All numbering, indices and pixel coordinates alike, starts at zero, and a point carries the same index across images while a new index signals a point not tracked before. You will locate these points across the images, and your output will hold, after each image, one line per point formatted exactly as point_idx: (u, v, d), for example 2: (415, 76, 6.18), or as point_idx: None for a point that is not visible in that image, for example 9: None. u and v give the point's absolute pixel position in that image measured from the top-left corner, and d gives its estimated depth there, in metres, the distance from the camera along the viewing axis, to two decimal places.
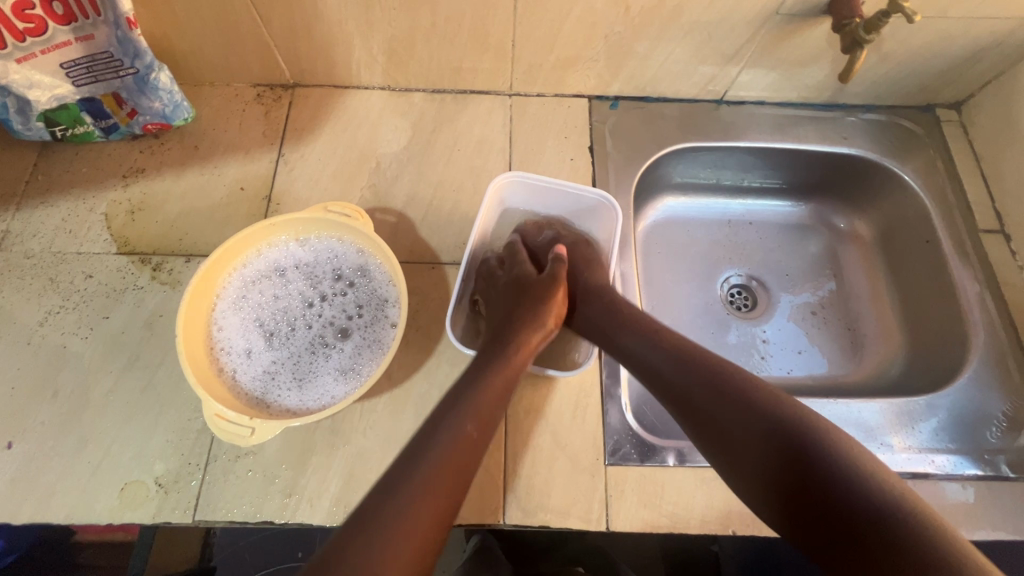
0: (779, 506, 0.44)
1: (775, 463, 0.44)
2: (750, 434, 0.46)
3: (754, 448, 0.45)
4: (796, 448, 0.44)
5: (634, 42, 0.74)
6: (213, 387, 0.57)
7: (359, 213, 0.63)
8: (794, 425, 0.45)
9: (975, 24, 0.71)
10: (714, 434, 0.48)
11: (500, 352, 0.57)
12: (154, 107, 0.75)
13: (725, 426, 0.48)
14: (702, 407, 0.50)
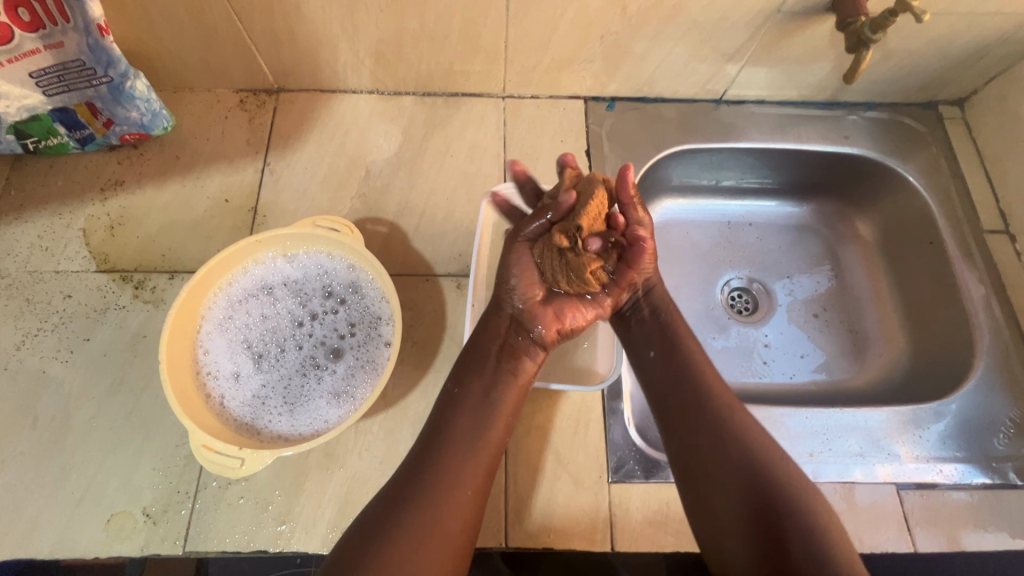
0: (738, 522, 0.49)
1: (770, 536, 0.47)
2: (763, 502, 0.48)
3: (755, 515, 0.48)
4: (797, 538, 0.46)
5: (631, 42, 0.72)
6: (199, 415, 0.54)
7: (349, 228, 0.60)
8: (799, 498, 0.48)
9: (981, 20, 0.69)
10: (718, 489, 0.50)
11: (498, 373, 0.56)
12: (131, 116, 0.71)
13: (737, 486, 0.50)
14: (719, 461, 0.51)
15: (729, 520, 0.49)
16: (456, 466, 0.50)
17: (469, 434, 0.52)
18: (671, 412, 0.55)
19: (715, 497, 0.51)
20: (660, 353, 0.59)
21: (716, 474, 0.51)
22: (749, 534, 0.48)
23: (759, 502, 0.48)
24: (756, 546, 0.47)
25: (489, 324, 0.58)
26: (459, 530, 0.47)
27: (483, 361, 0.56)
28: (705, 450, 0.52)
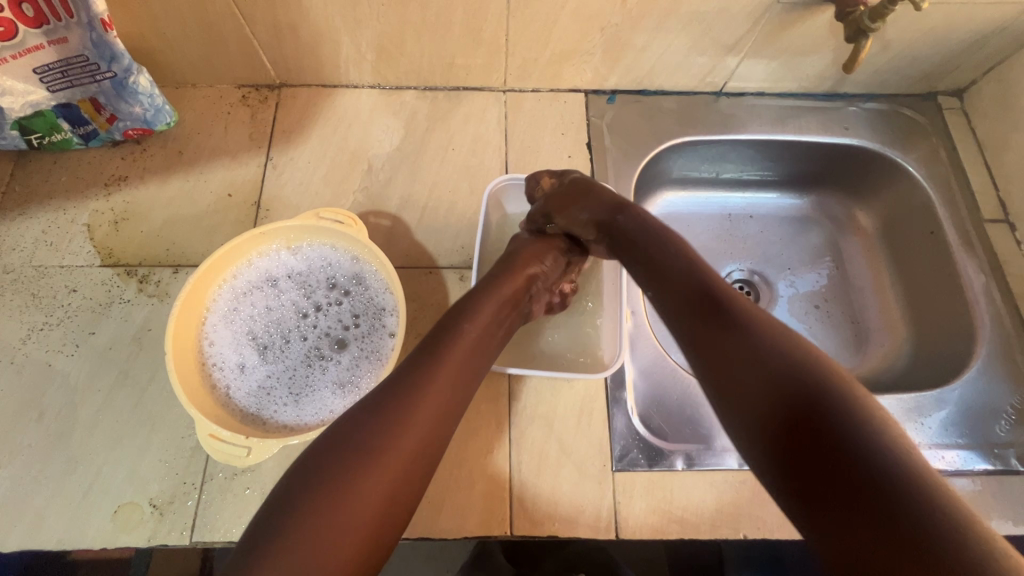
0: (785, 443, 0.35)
1: (803, 415, 0.35)
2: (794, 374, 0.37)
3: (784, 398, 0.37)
4: (839, 417, 0.34)
5: (631, 35, 0.72)
6: (206, 405, 0.55)
7: (353, 219, 0.61)
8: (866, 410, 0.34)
9: (980, 9, 0.69)
10: (732, 373, 0.40)
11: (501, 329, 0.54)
12: (134, 112, 0.72)
13: (759, 364, 0.39)
14: (740, 340, 0.41)
15: (756, 405, 0.38)
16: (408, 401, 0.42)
17: (415, 382, 0.44)
18: (684, 304, 0.46)
19: (735, 381, 0.40)
20: (663, 262, 0.51)
21: (730, 357, 0.41)
22: (779, 416, 0.37)
23: (805, 385, 0.36)
24: (787, 436, 0.36)
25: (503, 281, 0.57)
26: (391, 486, 0.39)
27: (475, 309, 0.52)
28: (719, 334, 0.43)
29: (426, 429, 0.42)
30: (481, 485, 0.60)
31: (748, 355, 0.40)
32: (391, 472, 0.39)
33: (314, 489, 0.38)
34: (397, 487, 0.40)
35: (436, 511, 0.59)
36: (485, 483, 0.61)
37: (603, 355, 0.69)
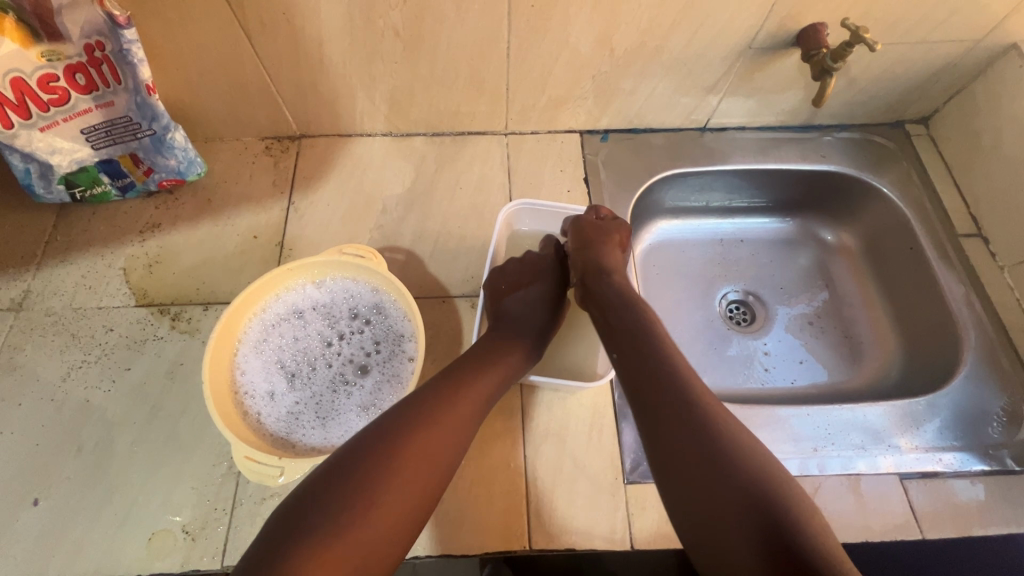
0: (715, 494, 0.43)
1: (733, 508, 0.42)
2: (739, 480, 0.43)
3: (722, 496, 0.43)
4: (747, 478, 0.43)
5: (620, 80, 0.80)
6: (239, 430, 0.58)
7: (373, 254, 0.66)
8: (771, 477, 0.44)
9: (933, 46, 0.77)
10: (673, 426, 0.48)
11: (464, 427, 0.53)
12: (169, 164, 0.78)
13: (692, 431, 0.46)
14: (691, 437, 0.46)
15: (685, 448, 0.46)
16: (436, 422, 0.50)
17: (436, 418, 0.50)
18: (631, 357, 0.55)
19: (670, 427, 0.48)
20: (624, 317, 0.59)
21: (682, 455, 0.46)
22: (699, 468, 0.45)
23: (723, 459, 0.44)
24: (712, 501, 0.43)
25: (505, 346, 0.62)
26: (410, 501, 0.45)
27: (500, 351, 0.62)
28: (669, 431, 0.47)
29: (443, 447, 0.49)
30: (500, 501, 0.63)
31: (700, 452, 0.45)
32: (410, 492, 0.45)
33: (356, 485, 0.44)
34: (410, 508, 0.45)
35: (457, 528, 0.62)
36: (503, 499, 0.63)
37: (602, 372, 0.73)
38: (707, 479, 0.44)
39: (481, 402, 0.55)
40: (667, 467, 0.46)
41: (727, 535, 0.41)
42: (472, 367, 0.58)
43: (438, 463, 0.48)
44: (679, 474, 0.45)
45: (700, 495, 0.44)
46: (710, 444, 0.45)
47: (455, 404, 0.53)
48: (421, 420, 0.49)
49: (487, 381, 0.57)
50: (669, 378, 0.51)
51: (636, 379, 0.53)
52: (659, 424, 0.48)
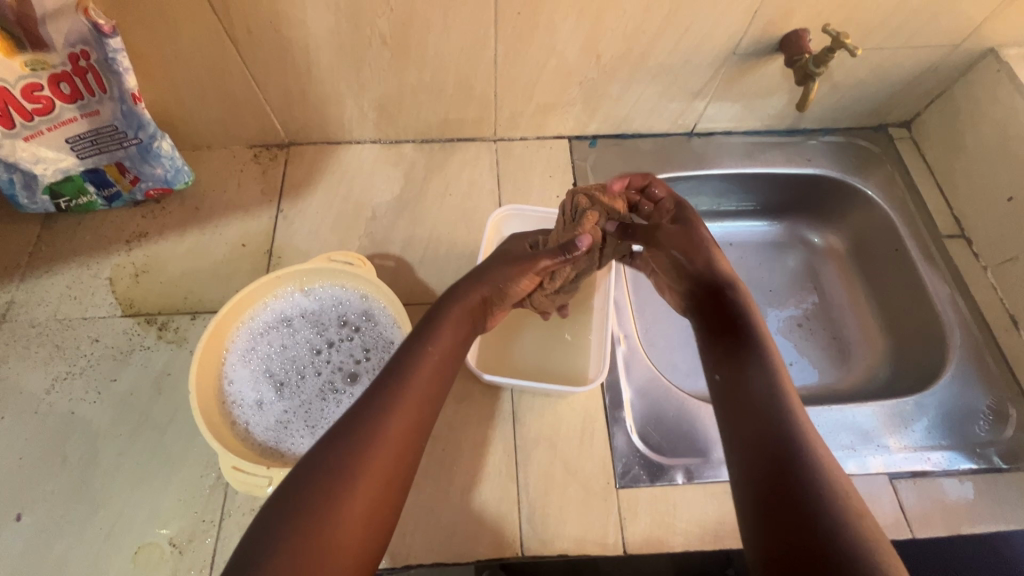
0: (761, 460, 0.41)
1: (777, 476, 0.39)
2: (802, 456, 0.40)
3: (775, 462, 0.40)
4: (801, 458, 0.40)
5: (607, 86, 0.80)
6: (227, 440, 0.57)
7: (362, 260, 0.66)
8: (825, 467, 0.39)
9: (913, 51, 0.78)
10: (740, 391, 0.45)
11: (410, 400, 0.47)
12: (156, 173, 0.78)
13: (763, 401, 0.44)
14: (757, 401, 0.44)
15: (749, 413, 0.44)
16: (392, 411, 0.46)
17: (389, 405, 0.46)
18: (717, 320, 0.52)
19: (741, 390, 0.45)
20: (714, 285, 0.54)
21: (751, 420, 0.43)
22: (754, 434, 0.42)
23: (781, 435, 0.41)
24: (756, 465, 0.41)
25: (436, 328, 0.53)
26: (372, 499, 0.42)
27: (434, 330, 0.53)
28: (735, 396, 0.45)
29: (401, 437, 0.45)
30: (492, 507, 0.63)
31: (773, 422, 0.42)
32: (348, 529, 0.40)
33: (309, 490, 0.41)
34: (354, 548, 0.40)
35: (449, 535, 0.61)
36: (495, 505, 0.63)
37: (590, 375, 0.73)
38: (766, 443, 0.41)
39: (423, 400, 0.48)
40: (732, 427, 0.44)
41: (756, 500, 0.39)
42: (409, 355, 0.50)
43: (398, 449, 0.45)
44: (739, 436, 0.43)
45: (753, 457, 0.41)
46: (784, 416, 0.42)
47: (392, 406, 0.46)
48: (353, 436, 0.44)
49: (428, 377, 0.50)
50: (759, 352, 0.47)
51: (721, 344, 0.50)
52: (738, 385, 0.46)
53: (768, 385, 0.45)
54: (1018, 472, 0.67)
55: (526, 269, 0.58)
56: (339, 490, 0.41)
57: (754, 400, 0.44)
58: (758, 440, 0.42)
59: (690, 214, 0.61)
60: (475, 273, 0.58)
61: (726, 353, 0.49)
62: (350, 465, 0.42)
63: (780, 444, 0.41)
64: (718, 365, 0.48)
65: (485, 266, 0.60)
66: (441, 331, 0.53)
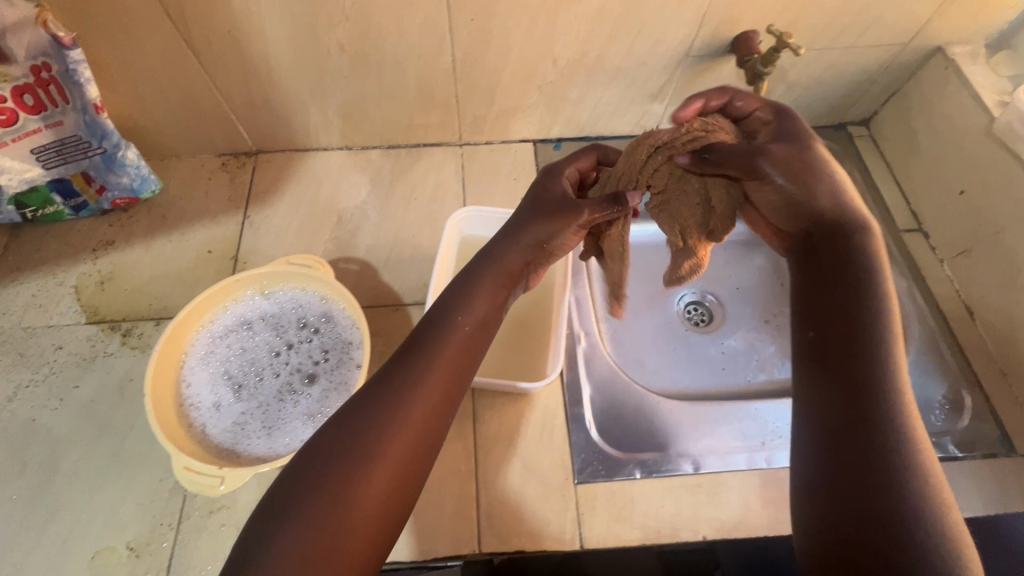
0: (845, 454, 0.38)
1: (861, 475, 0.37)
2: (894, 481, 0.37)
3: (861, 460, 0.38)
4: (893, 464, 0.37)
5: (567, 89, 0.82)
6: (181, 442, 0.58)
7: (321, 263, 0.67)
8: (920, 475, 0.37)
9: (863, 50, 0.80)
10: (836, 378, 0.41)
11: (437, 374, 0.45)
12: (122, 182, 0.79)
13: (862, 394, 0.40)
14: (857, 391, 0.40)
15: (838, 401, 0.40)
16: (413, 383, 0.44)
17: (408, 379, 0.44)
18: (818, 288, 0.45)
19: (837, 375, 0.41)
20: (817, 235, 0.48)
21: (843, 411, 0.40)
22: (840, 427, 0.40)
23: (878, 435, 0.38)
24: (839, 458, 0.38)
25: (477, 284, 0.51)
26: (390, 478, 0.41)
27: (469, 295, 0.50)
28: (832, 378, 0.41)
29: (426, 411, 0.43)
30: (450, 505, 0.63)
31: (874, 442, 0.38)
32: (365, 505, 0.39)
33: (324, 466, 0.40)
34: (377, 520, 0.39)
35: (407, 533, 0.61)
36: (454, 504, 0.63)
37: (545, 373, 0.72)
38: (852, 462, 0.38)
39: (453, 372, 0.46)
40: (818, 413, 0.41)
41: (833, 489, 0.38)
42: (437, 326, 0.48)
43: (422, 426, 0.43)
44: (825, 421, 0.40)
45: (834, 451, 0.39)
46: (890, 421, 0.39)
47: (421, 380, 0.44)
48: (383, 409, 0.42)
49: (460, 346, 0.47)
50: (874, 340, 0.41)
51: (829, 338, 0.43)
52: (836, 371, 0.41)
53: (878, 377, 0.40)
54: (973, 460, 0.68)
55: (568, 220, 0.54)
56: (357, 471, 0.40)
57: (850, 388, 0.40)
58: (845, 433, 0.39)
59: (796, 126, 0.50)
60: (513, 229, 0.54)
61: (834, 351, 0.42)
62: (373, 444, 0.41)
63: (869, 467, 0.38)
64: (815, 341, 0.43)
65: (518, 217, 0.56)
66: (470, 303, 0.50)
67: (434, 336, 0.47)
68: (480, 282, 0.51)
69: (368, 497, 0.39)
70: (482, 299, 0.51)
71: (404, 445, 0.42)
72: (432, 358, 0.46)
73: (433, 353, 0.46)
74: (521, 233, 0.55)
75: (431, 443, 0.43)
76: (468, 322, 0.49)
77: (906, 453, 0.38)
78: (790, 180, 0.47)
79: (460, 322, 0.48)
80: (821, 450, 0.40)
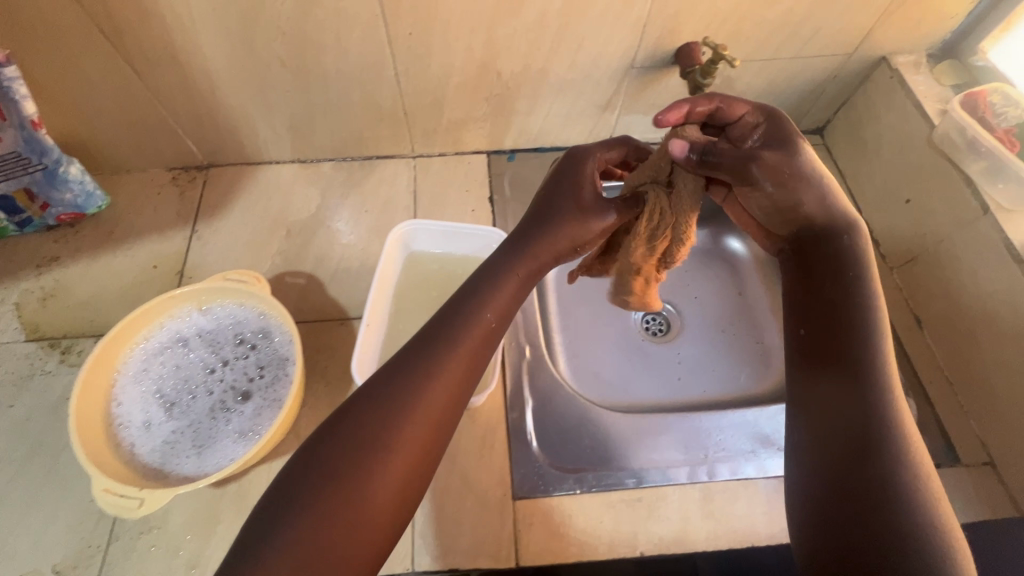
0: (838, 454, 0.42)
1: (852, 473, 0.41)
2: (882, 465, 0.41)
3: (849, 460, 0.42)
4: (880, 462, 0.41)
5: (514, 101, 0.82)
6: (104, 462, 0.57)
7: (257, 278, 0.66)
8: (909, 472, 0.41)
9: (808, 61, 0.80)
10: (830, 383, 0.45)
11: (442, 371, 0.46)
12: (65, 198, 0.78)
13: (853, 399, 0.43)
14: (846, 397, 0.44)
15: (832, 405, 0.44)
16: (423, 378, 0.45)
17: (415, 376, 0.45)
18: (814, 295, 0.48)
19: (830, 381, 0.45)
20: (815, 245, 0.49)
21: (838, 415, 0.43)
22: (831, 430, 0.43)
23: (868, 438, 0.42)
24: (831, 458, 0.43)
25: (500, 279, 0.51)
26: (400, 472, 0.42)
27: (490, 291, 0.50)
28: (826, 384, 0.45)
29: (437, 406, 0.45)
30: None
31: (859, 430, 0.43)
32: (377, 498, 0.41)
33: (337, 461, 0.41)
34: (384, 519, 0.41)
35: None
36: None
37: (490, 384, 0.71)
38: (841, 447, 0.43)
39: (466, 366, 0.47)
40: (814, 415, 0.45)
41: (827, 483, 0.42)
42: (458, 319, 0.48)
43: (433, 422, 0.45)
44: (818, 422, 0.44)
45: (826, 452, 0.43)
46: (881, 422, 0.42)
47: (431, 375, 0.45)
48: (392, 405, 0.44)
49: (475, 341, 0.48)
50: (861, 347, 0.44)
51: (820, 332, 0.47)
52: (828, 378, 0.45)
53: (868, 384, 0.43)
54: None
55: (594, 214, 0.54)
56: (371, 465, 0.41)
57: (842, 394, 0.44)
58: (838, 435, 0.43)
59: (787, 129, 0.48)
60: (544, 219, 0.53)
61: (826, 345, 0.46)
62: (383, 439, 0.42)
63: (856, 452, 0.42)
64: (811, 347, 0.47)
65: (551, 206, 0.54)
66: (490, 295, 0.50)
67: (450, 332, 0.47)
68: (508, 273, 0.51)
69: (382, 491, 0.41)
70: (505, 290, 0.51)
71: (412, 441, 0.43)
72: (439, 354, 0.46)
73: (448, 348, 0.47)
74: (555, 221, 0.53)
75: (439, 438, 0.45)
76: (493, 318, 0.50)
77: (895, 440, 0.42)
78: (776, 191, 0.48)
79: (477, 318, 0.49)
80: (813, 450, 0.44)
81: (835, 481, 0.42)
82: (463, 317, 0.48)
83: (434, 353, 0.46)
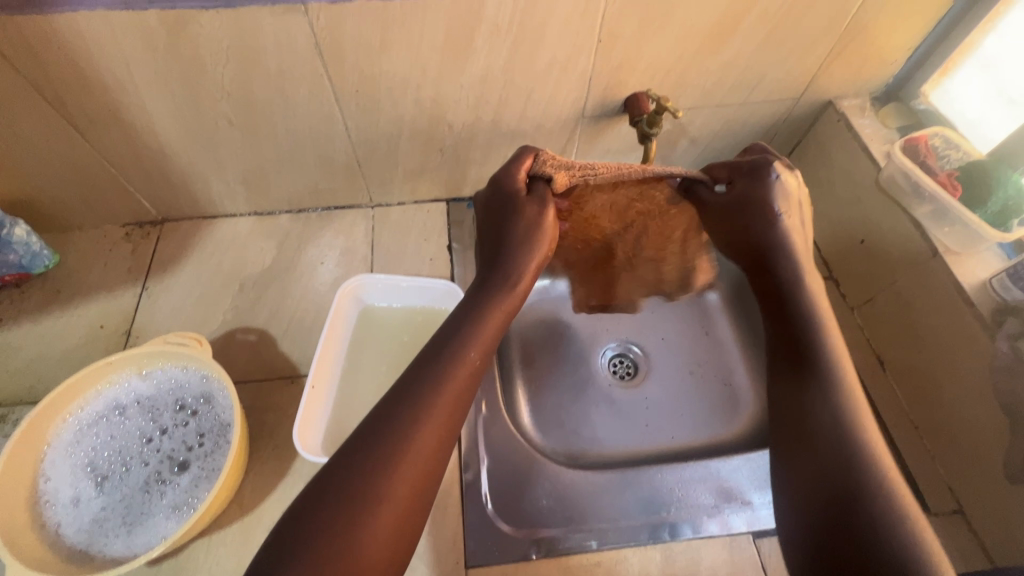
0: (816, 479, 0.45)
1: (832, 494, 0.44)
2: (859, 483, 0.43)
3: (830, 484, 0.44)
4: (858, 479, 0.43)
5: (469, 151, 0.82)
6: (25, 547, 0.54)
7: (198, 340, 0.63)
8: (889, 486, 0.43)
9: (758, 106, 0.81)
10: (798, 413, 0.49)
11: (430, 417, 0.43)
12: (8, 259, 0.76)
13: (828, 423, 0.47)
14: (818, 419, 0.48)
15: (810, 431, 0.48)
16: (410, 423, 0.42)
17: (403, 421, 0.42)
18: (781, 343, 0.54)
19: (804, 410, 0.49)
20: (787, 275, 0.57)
21: (811, 442, 0.47)
22: (810, 458, 0.46)
23: (845, 459, 0.45)
24: (813, 484, 0.45)
25: (490, 299, 0.51)
26: (394, 525, 0.39)
27: (478, 327, 0.49)
28: (795, 413, 0.50)
29: (425, 453, 0.42)
30: None
31: (823, 440, 0.46)
32: (370, 555, 0.37)
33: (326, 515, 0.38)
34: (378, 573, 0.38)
35: None
36: None
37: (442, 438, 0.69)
38: (823, 470, 0.45)
39: (455, 404, 0.45)
40: (793, 444, 0.48)
41: (815, 509, 0.44)
42: (444, 355, 0.47)
43: (426, 468, 0.42)
44: (796, 450, 0.48)
45: (811, 479, 0.45)
46: (850, 440, 0.46)
47: (420, 418, 0.43)
48: (379, 453, 0.41)
49: (463, 381, 0.46)
50: (824, 375, 0.50)
51: (783, 370, 0.53)
52: (799, 407, 0.50)
53: (833, 407, 0.48)
54: None
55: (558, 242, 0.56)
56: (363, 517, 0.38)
57: (818, 418, 0.48)
58: (815, 460, 0.46)
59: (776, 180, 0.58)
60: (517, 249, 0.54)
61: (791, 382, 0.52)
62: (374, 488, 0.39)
63: (839, 471, 0.44)
64: (783, 381, 0.52)
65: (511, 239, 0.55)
66: (483, 321, 0.50)
67: (444, 364, 0.46)
68: (497, 301, 0.51)
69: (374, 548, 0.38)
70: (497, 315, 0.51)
71: (403, 490, 0.40)
72: (424, 398, 0.44)
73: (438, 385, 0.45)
74: (521, 251, 0.54)
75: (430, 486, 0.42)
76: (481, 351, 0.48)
77: (867, 461, 0.44)
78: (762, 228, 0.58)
79: (485, 340, 0.49)
80: (797, 480, 0.46)
81: (819, 504, 0.44)
82: (461, 345, 0.48)
83: (422, 386, 0.44)
